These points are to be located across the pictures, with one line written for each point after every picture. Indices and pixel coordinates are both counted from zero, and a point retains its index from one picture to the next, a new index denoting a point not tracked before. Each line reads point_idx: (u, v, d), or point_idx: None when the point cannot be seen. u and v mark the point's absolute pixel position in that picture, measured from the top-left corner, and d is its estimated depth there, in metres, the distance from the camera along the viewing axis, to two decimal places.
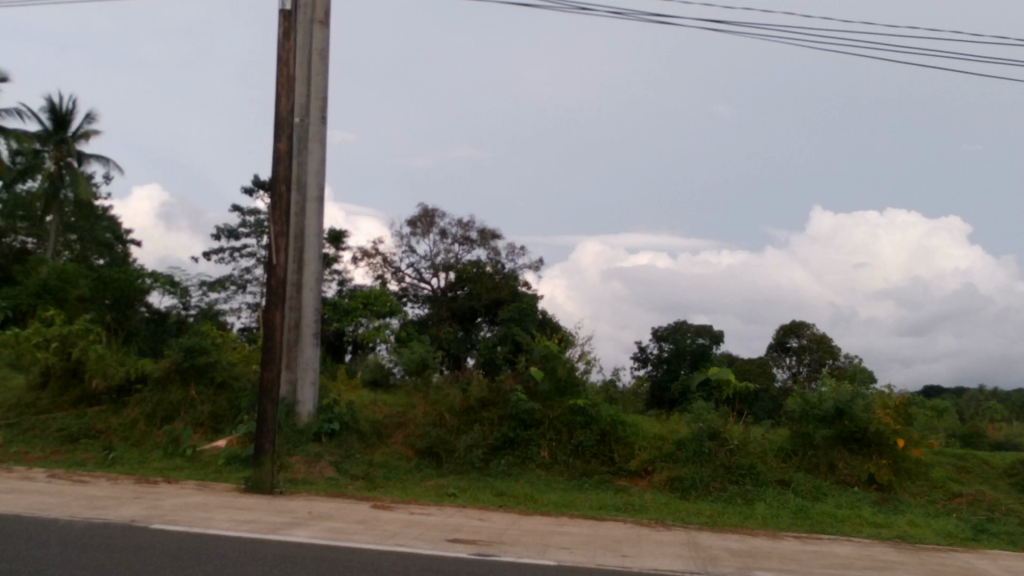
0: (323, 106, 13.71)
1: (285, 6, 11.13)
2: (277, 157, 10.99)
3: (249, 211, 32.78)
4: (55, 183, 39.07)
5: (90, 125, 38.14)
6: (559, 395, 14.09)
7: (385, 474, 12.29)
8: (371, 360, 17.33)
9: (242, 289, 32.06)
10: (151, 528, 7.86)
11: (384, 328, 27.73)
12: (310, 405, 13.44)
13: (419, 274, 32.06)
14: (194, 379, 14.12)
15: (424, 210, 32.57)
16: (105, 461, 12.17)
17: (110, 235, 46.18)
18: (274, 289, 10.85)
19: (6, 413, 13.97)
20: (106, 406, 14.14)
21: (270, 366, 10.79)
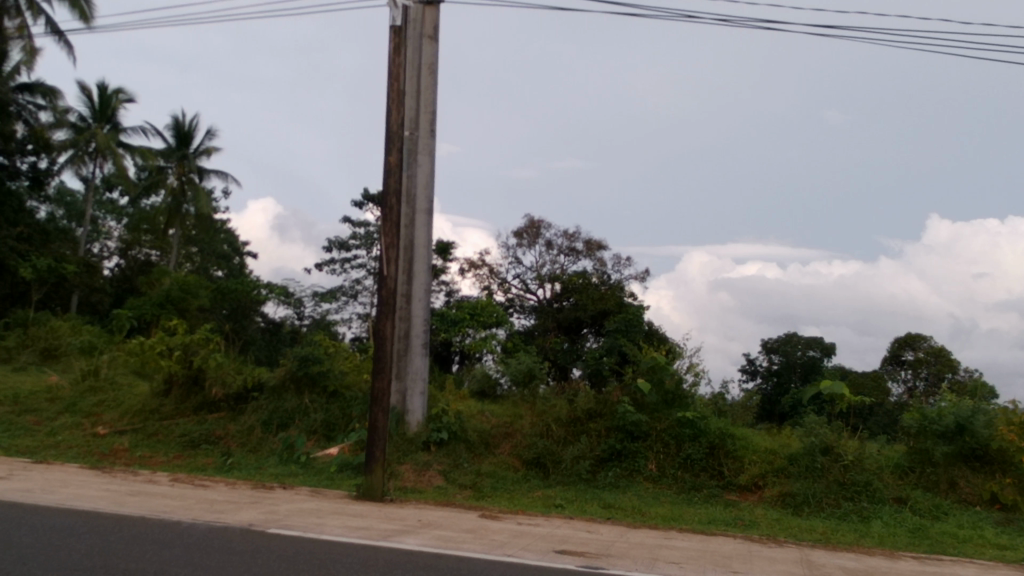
0: (432, 119, 13.91)
1: (396, 22, 11.35)
2: (388, 171, 11.15)
3: (359, 223, 33.44)
4: (178, 199, 39.75)
5: (210, 141, 39.50)
6: (666, 406, 13.94)
7: (492, 483, 12.36)
8: (479, 370, 17.45)
9: (352, 300, 32.74)
10: (269, 532, 8.09)
11: (491, 338, 27.92)
12: (418, 414, 13.69)
13: (525, 285, 32.17)
14: (308, 387, 14.53)
15: (530, 220, 32.70)
16: (223, 467, 12.56)
17: (229, 248, 47.80)
18: (385, 300, 11.01)
19: (133, 418, 14.52)
20: (225, 412, 14.61)
21: (381, 376, 10.89)
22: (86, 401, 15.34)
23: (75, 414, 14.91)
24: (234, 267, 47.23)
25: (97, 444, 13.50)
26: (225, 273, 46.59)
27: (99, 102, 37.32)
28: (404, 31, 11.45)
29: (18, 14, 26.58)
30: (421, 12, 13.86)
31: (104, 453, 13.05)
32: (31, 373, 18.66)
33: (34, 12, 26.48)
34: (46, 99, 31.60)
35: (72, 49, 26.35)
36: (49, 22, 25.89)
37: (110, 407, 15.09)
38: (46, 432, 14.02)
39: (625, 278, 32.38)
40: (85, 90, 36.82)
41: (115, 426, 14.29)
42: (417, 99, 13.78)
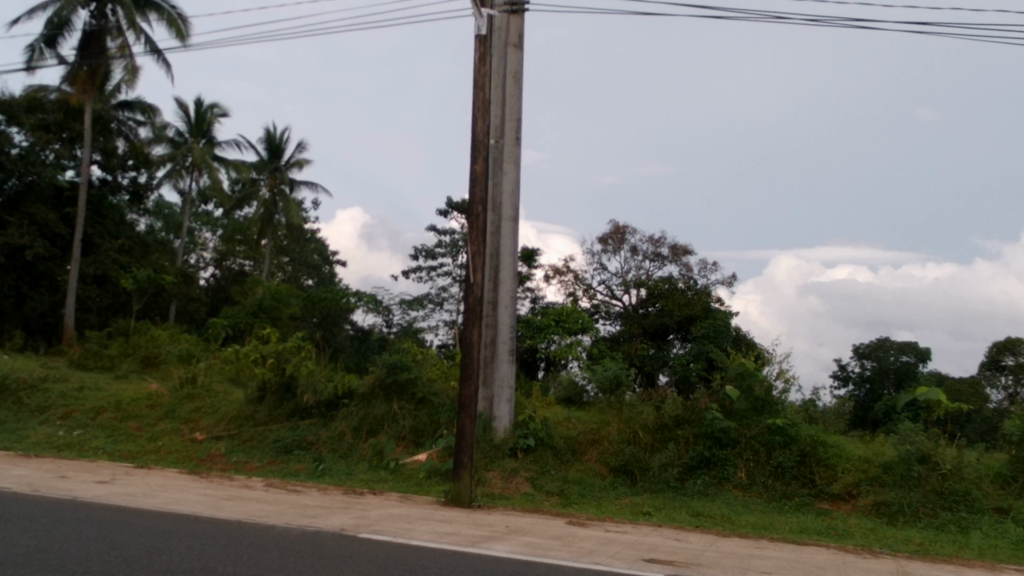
0: (518, 127, 13.98)
1: (481, 31, 11.45)
2: (473, 180, 11.23)
3: (444, 231, 33.72)
4: (269, 210, 40.54)
5: (301, 153, 40.31)
6: (756, 413, 13.76)
7: (580, 491, 12.34)
8: (565, 377, 17.43)
9: (439, 307, 33.04)
10: (360, 537, 8.23)
11: (576, 345, 27.86)
12: (505, 420, 13.74)
13: (610, 291, 32.04)
14: (396, 394, 14.71)
15: (615, 226, 32.58)
16: (315, 472, 12.82)
17: (318, 256, 48.75)
18: (471, 307, 11.09)
19: (228, 424, 14.89)
20: (316, 418, 14.88)
21: (468, 383, 10.96)
22: (185, 407, 15.79)
23: (174, 420, 15.36)
24: (324, 275, 48.13)
25: (195, 449, 13.92)
26: (316, 281, 47.50)
27: (194, 117, 38.47)
28: (488, 41, 11.54)
29: (119, 34, 27.63)
30: (506, 21, 13.96)
31: (202, 458, 13.44)
32: (132, 380, 19.28)
33: (134, 32, 27.44)
34: (145, 115, 32.70)
35: (170, 67, 27.21)
36: (149, 40, 26.81)
37: (207, 414, 15.51)
38: (148, 437, 14.50)
39: (712, 283, 31.98)
40: (181, 105, 37.97)
41: (212, 432, 14.70)
42: (502, 108, 13.88)
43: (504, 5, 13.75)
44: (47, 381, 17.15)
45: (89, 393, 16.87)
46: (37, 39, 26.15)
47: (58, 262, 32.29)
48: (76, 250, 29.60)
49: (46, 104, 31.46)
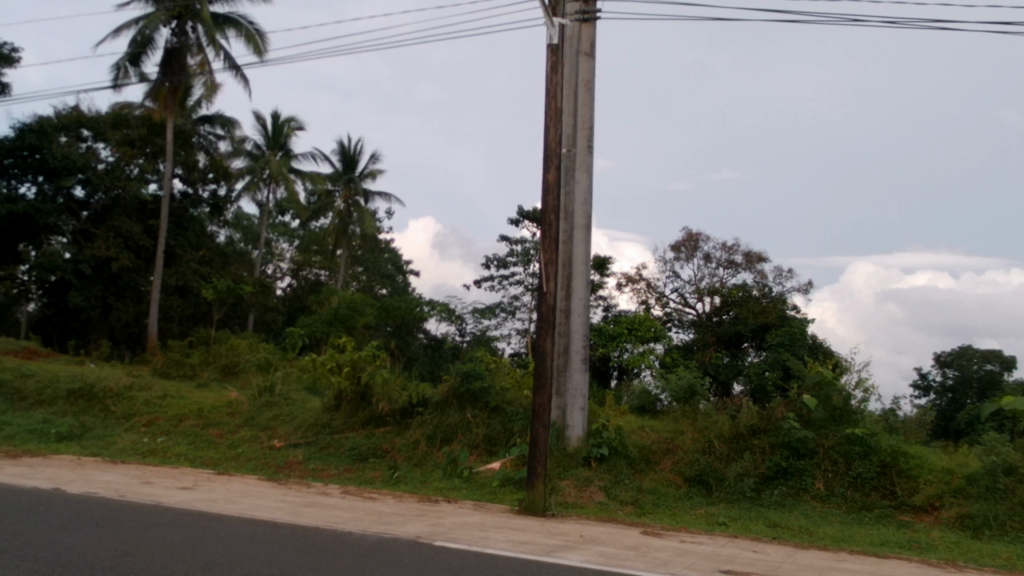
0: (590, 135, 13.99)
1: (553, 41, 11.48)
2: (546, 189, 11.25)
3: (516, 240, 33.81)
4: (344, 220, 41.00)
5: (374, 164, 40.83)
6: (835, 423, 13.52)
7: (654, 500, 12.24)
8: (638, 386, 17.28)
9: (511, 315, 33.12)
10: (435, 545, 8.28)
11: (649, 353, 27.68)
12: (579, 429, 13.72)
13: (683, 299, 31.77)
14: (470, 403, 14.77)
15: (687, 233, 32.31)
16: (390, 480, 12.95)
17: (392, 266, 49.35)
18: (544, 316, 11.10)
19: (305, 432, 15.13)
20: (391, 426, 15.04)
21: (542, 392, 10.96)
22: (263, 415, 16.08)
23: (252, 427, 15.64)
24: (398, 285, 48.67)
25: (274, 456, 14.18)
26: (390, 290, 48.04)
27: (272, 130, 39.23)
28: (561, 50, 11.56)
29: (199, 51, 28.28)
30: (577, 29, 13.98)
31: (280, 465, 13.67)
32: (213, 388, 19.70)
33: (214, 49, 28.09)
34: (224, 129, 33.42)
35: (248, 82, 27.79)
36: (228, 56, 27.42)
37: (285, 421, 15.77)
38: (228, 445, 14.81)
39: (788, 291, 31.48)
40: (260, 119, 38.79)
41: (289, 439, 14.95)
42: (574, 116, 13.89)
43: (576, 14, 13.76)
44: (132, 390, 17.58)
45: (171, 401, 17.27)
46: (121, 57, 26.95)
47: (142, 273, 33.16)
48: (159, 261, 30.34)
49: (131, 120, 32.35)
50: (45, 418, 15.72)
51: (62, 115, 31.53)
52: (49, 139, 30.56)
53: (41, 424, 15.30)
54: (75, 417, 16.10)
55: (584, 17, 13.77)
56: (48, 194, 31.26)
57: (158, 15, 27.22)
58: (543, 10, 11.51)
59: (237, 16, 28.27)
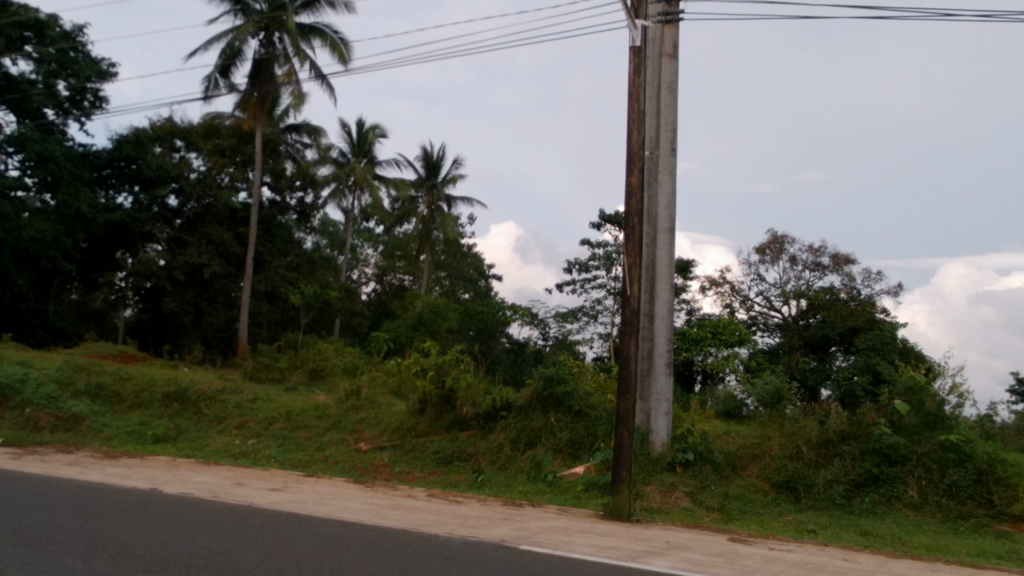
0: (673, 138, 13.89)
1: (635, 43, 11.44)
2: (629, 191, 11.19)
3: (598, 243, 33.70)
4: (427, 226, 41.37)
5: (457, 170, 41.13)
6: (928, 429, 13.19)
7: (741, 507, 12.07)
8: (723, 392, 17.29)
9: (594, 320, 33.01)
10: (521, 549, 8.29)
11: (734, 358, 27.29)
12: (663, 434, 13.59)
13: (768, 302, 31.26)
14: (553, 407, 14.77)
15: (773, 236, 31.80)
16: (475, 484, 13.04)
17: (475, 271, 49.70)
18: (628, 319, 11.04)
19: (391, 435, 15.31)
20: (475, 430, 15.13)
21: (626, 396, 10.88)
22: (350, 418, 16.33)
23: (340, 430, 15.90)
24: (481, 290, 48.95)
25: (360, 458, 14.40)
26: (473, 295, 48.30)
27: (357, 137, 39.88)
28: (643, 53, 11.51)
29: (286, 61, 28.94)
30: (659, 31, 13.92)
31: (367, 468, 13.86)
32: (301, 392, 20.06)
33: (300, 59, 28.63)
34: (310, 138, 34.00)
35: (333, 91, 28.27)
36: (314, 66, 27.95)
37: (371, 425, 15.97)
38: (316, 447, 15.09)
39: (877, 293, 30.73)
40: (345, 127, 39.45)
41: (376, 442, 15.14)
42: (657, 119, 13.80)
43: (658, 16, 13.69)
44: (224, 393, 18.02)
45: (261, 404, 17.64)
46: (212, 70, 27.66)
47: (233, 279, 33.91)
48: (248, 267, 31.02)
49: (222, 130, 32.68)
50: (142, 420, 16.24)
51: (157, 126, 32.40)
52: (144, 150, 31.77)
53: (139, 426, 15.80)
54: (170, 419, 16.59)
55: (667, 18, 13.70)
56: (144, 203, 32.68)
57: (246, 27, 27.92)
58: (626, 12, 11.47)
59: (322, 26, 28.78)
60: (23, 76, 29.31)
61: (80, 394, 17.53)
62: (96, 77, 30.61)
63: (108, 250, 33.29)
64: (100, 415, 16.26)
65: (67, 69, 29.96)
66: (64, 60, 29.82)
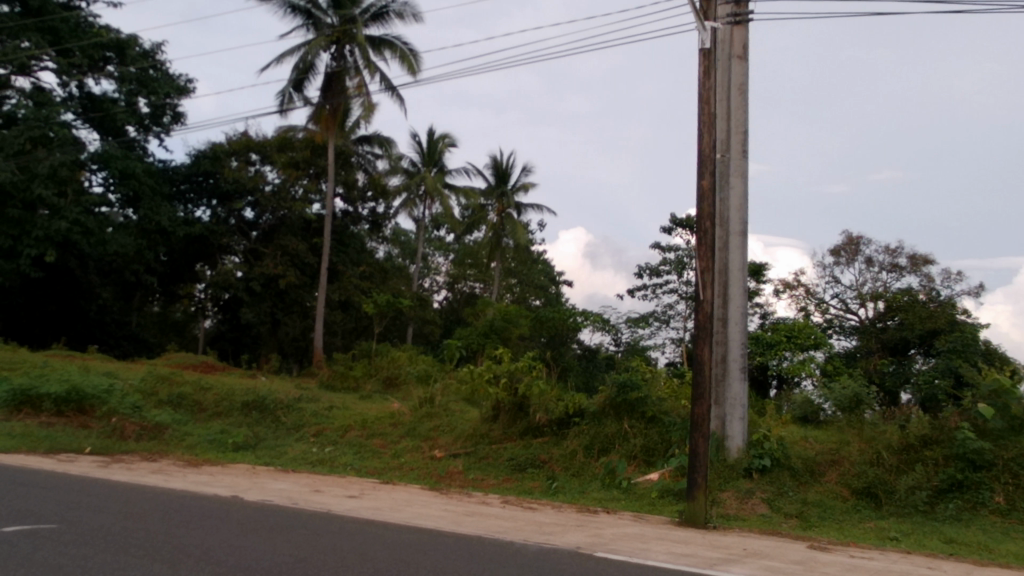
0: (744, 140, 13.74)
1: (705, 45, 11.35)
2: (701, 195, 11.09)
3: (669, 248, 33.48)
4: (497, 233, 41.47)
5: (526, 177, 41.19)
6: (1014, 433, 12.80)
7: (820, 513, 11.87)
8: (799, 396, 17.11)
9: (666, 325, 32.77)
10: (597, 556, 8.26)
11: (810, 361, 26.78)
12: (739, 440, 13.43)
13: (844, 305, 30.70)
14: (627, 413, 14.67)
15: (848, 237, 31.25)
16: (549, 490, 13.05)
17: (545, 277, 49.76)
18: (701, 324, 10.94)
19: (465, 442, 15.40)
20: (549, 437, 15.16)
21: (700, 402, 10.76)
22: (424, 425, 16.46)
23: (415, 437, 16.03)
24: (552, 296, 48.96)
25: (435, 465, 14.52)
26: (544, 301, 48.30)
27: (426, 147, 40.22)
28: (714, 54, 11.41)
29: (357, 73, 29.27)
30: (729, 32, 13.81)
31: (441, 475, 13.97)
32: (375, 400, 20.29)
33: (370, 71, 28.99)
34: (382, 149, 34.37)
35: (403, 101, 28.59)
36: (383, 77, 28.27)
37: (445, 432, 16.07)
38: (391, 454, 15.25)
39: (957, 294, 29.97)
40: (415, 137, 39.82)
41: (450, 449, 15.24)
42: (728, 121, 13.69)
43: (728, 17, 13.57)
44: (301, 402, 18.31)
45: (337, 412, 17.88)
46: (286, 84, 28.18)
47: (308, 289, 34.41)
48: (322, 277, 31.41)
49: (295, 142, 33.20)
50: (223, 428, 16.58)
51: (233, 141, 33.08)
52: (221, 164, 32.45)
53: (219, 435, 16.13)
54: (249, 427, 16.91)
55: (736, 18, 13.56)
56: (221, 216, 33.45)
57: (318, 41, 28.40)
58: (695, 14, 11.39)
59: (392, 38, 29.13)
60: (106, 95, 30.21)
61: (163, 404, 17.95)
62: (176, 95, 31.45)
63: (187, 263, 34.08)
64: (182, 424, 16.64)
65: (147, 87, 30.74)
66: (144, 78, 30.74)
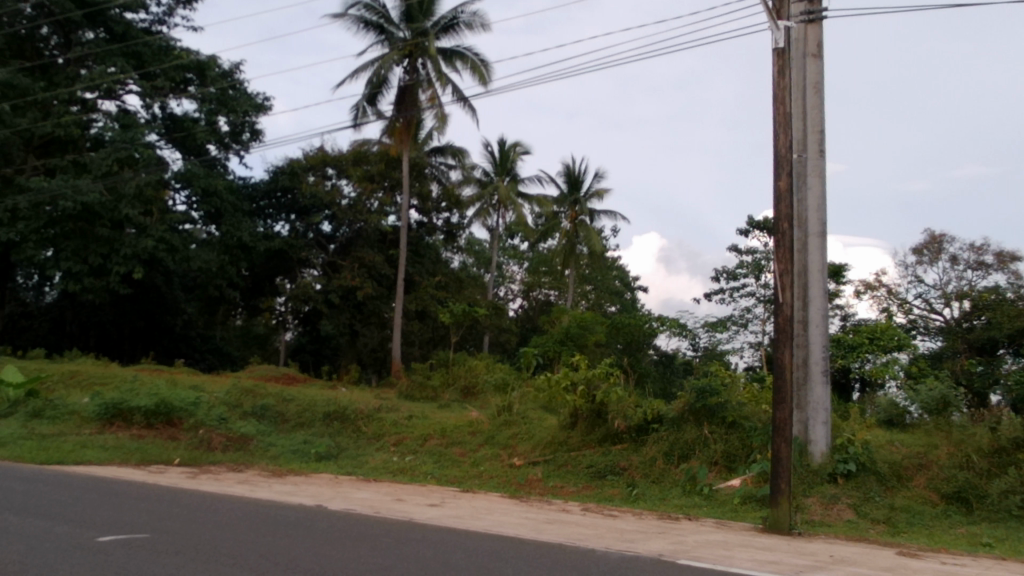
0: (821, 139, 13.54)
1: (778, 44, 11.20)
2: (778, 195, 10.92)
3: (746, 251, 33.06)
4: (571, 240, 41.41)
5: (599, 183, 41.06)
6: None
7: (908, 519, 11.58)
8: (883, 399, 16.76)
9: (744, 329, 32.34)
10: (680, 563, 8.19)
11: (894, 363, 26.12)
12: (823, 445, 13.18)
13: (928, 305, 29.94)
14: (707, 418, 14.50)
15: (930, 235, 30.49)
16: (630, 498, 12.98)
17: (620, 282, 49.58)
18: (781, 327, 10.75)
19: (544, 450, 15.41)
20: (628, 444, 15.08)
21: (781, 406, 10.60)
22: (503, 433, 16.50)
23: (494, 445, 16.10)
24: (627, 302, 48.74)
25: (515, 473, 14.56)
26: (620, 307, 48.09)
27: (499, 156, 40.39)
28: (787, 54, 11.26)
29: (429, 85, 29.60)
30: (803, 31, 13.63)
31: (521, 482, 13.99)
32: (454, 409, 20.43)
33: (442, 83, 29.27)
34: (455, 159, 34.61)
35: (475, 111, 28.77)
36: (456, 89, 28.49)
37: (523, 440, 16.11)
38: (471, 462, 15.33)
39: None
40: (487, 147, 40.02)
41: (529, 457, 15.27)
42: (804, 120, 13.50)
43: (801, 15, 13.38)
44: (381, 411, 18.51)
45: (416, 421, 18.04)
46: (360, 99, 28.60)
47: (385, 300, 34.80)
48: (398, 287, 31.72)
49: (370, 156, 33.64)
50: (306, 439, 16.85)
51: (310, 156, 33.70)
52: (299, 180, 33.09)
53: (302, 445, 16.42)
54: (331, 437, 17.18)
55: (810, 17, 13.38)
56: (300, 230, 34.09)
57: (391, 55, 28.77)
58: (768, 13, 11.25)
59: (463, 49, 29.36)
60: (187, 115, 30.98)
61: (247, 414, 18.34)
62: (254, 112, 32.11)
63: (268, 277, 34.80)
64: (267, 435, 16.96)
65: (226, 106, 31.43)
66: (223, 98, 31.45)
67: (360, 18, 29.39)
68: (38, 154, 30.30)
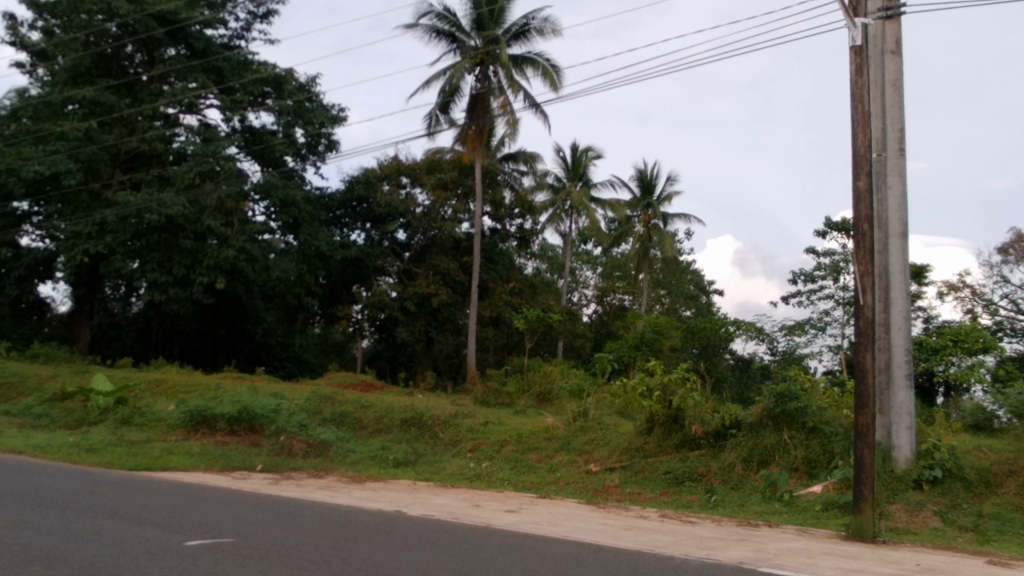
0: (902, 137, 13.23)
1: (856, 42, 11.00)
2: (858, 196, 10.72)
3: (824, 252, 32.50)
4: (645, 243, 41.14)
5: (671, 187, 40.72)
6: None
7: (998, 527, 11.24)
8: (969, 404, 16.30)
9: (822, 332, 31.76)
10: (760, 571, 8.07)
11: (980, 366, 25.38)
12: (907, 450, 12.86)
13: (1015, 305, 29.05)
14: (786, 423, 14.27)
15: (1017, 233, 29.58)
16: (708, 504, 12.84)
17: (695, 286, 49.10)
18: (862, 330, 10.53)
19: (620, 456, 15.33)
20: (706, 449, 14.92)
21: (863, 411, 10.39)
22: (579, 439, 16.46)
23: (570, 451, 16.07)
24: (702, 306, 48.25)
25: (591, 479, 14.52)
26: (695, 312, 47.63)
27: (571, 162, 40.36)
28: (865, 51, 11.04)
29: (501, 92, 29.72)
30: (881, 27, 13.36)
31: (598, 489, 13.95)
32: (530, 415, 20.46)
33: (514, 90, 29.38)
34: (527, 165, 34.68)
35: (547, 117, 28.78)
36: (527, 95, 28.56)
37: (600, 446, 16.04)
38: (547, 468, 15.34)
39: None
40: (559, 152, 40.01)
41: (605, 464, 15.21)
42: (883, 119, 13.22)
43: (879, 12, 13.15)
44: (457, 417, 18.61)
45: (492, 427, 18.10)
46: (433, 108, 28.85)
47: (459, 307, 35.02)
48: (472, 293, 31.90)
49: (443, 164, 33.88)
50: (384, 445, 17.04)
51: (384, 166, 34.11)
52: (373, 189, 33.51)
53: (380, 451, 16.61)
54: (408, 443, 17.33)
55: (887, 13, 13.17)
56: (375, 238, 34.54)
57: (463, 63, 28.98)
58: (845, 11, 11.04)
59: (534, 55, 29.42)
60: (265, 127, 31.59)
61: (327, 421, 18.61)
62: (330, 123, 32.57)
63: (345, 285, 35.32)
64: (345, 441, 17.19)
65: (303, 118, 31.96)
66: (300, 110, 31.98)
67: (432, 28, 29.67)
68: (124, 168, 31.20)
